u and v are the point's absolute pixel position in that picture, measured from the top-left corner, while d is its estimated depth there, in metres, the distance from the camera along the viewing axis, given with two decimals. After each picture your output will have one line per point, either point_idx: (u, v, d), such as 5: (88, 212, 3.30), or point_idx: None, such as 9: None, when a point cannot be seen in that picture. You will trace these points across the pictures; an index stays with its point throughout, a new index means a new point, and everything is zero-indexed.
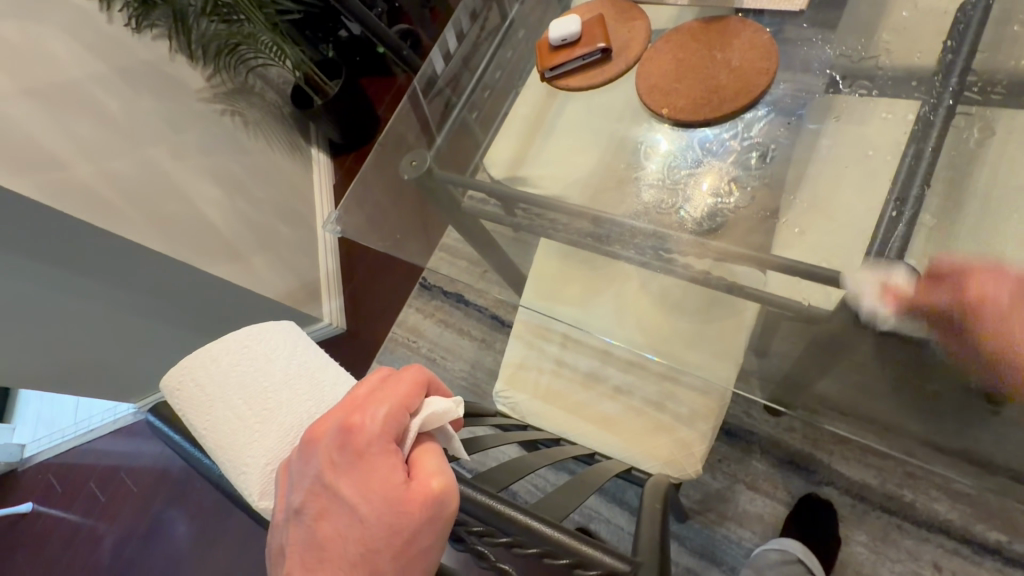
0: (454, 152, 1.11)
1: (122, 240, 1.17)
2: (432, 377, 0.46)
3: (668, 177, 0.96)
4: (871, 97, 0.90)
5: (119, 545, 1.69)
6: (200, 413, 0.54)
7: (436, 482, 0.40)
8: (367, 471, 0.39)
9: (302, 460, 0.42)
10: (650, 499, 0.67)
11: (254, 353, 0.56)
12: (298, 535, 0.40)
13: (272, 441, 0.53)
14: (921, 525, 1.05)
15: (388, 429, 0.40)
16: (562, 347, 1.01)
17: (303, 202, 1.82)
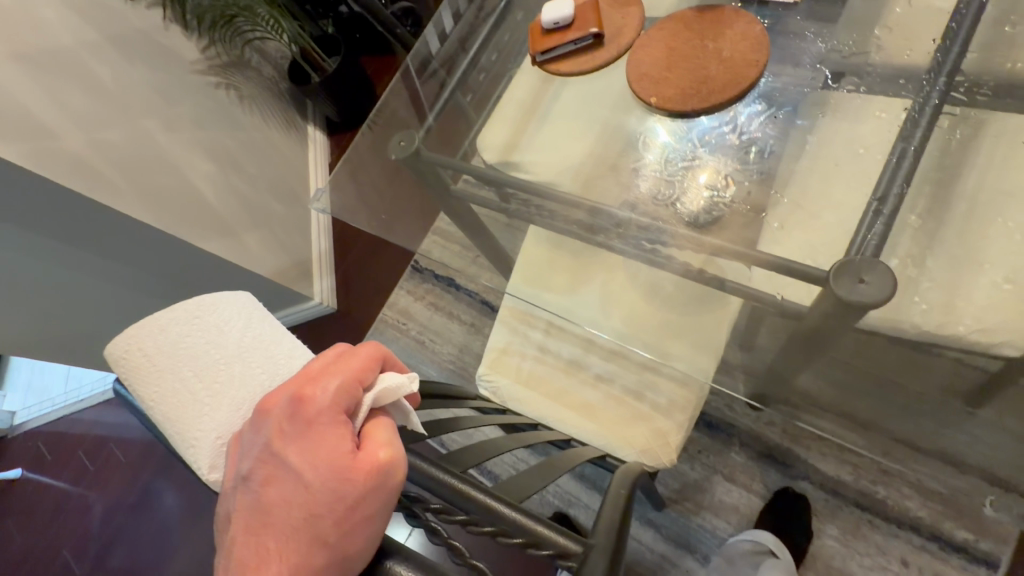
0: (445, 133, 1.11)
1: (113, 211, 1.17)
2: (390, 355, 0.46)
3: (666, 169, 0.95)
4: (859, 94, 0.91)
5: (107, 514, 1.71)
6: (144, 386, 0.50)
7: (384, 453, 0.40)
8: (315, 440, 0.40)
9: (254, 429, 0.43)
10: (618, 485, 0.68)
11: (205, 324, 0.52)
12: (246, 500, 0.41)
13: (220, 415, 0.48)
14: (892, 522, 1.07)
15: (339, 400, 0.41)
16: (545, 334, 1.01)
17: (298, 181, 1.81)
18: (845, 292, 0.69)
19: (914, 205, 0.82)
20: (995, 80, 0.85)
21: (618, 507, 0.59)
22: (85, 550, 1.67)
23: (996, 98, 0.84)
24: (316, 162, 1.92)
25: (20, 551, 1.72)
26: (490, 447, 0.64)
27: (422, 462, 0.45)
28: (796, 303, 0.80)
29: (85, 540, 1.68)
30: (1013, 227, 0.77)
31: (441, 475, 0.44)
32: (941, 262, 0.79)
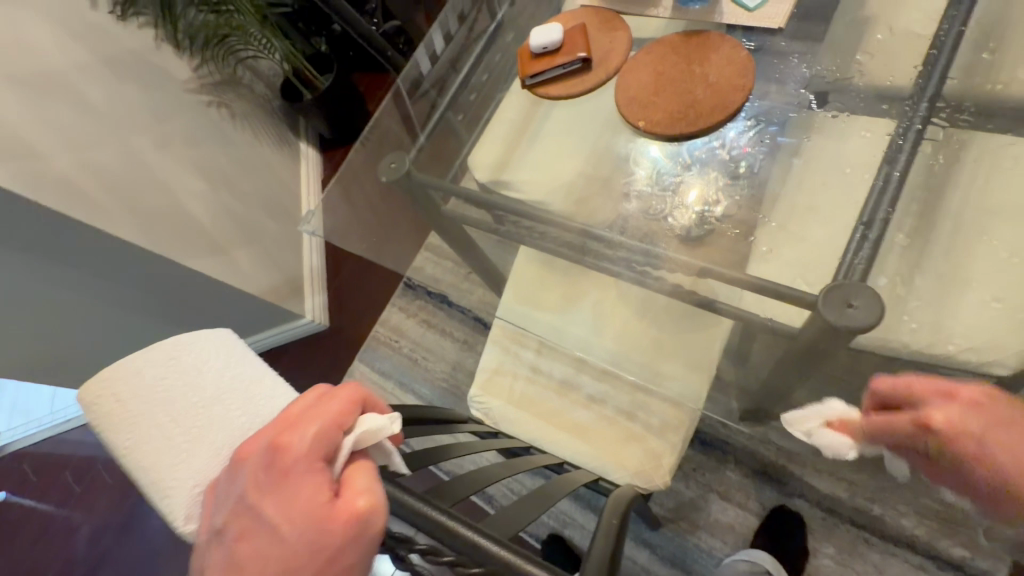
0: (437, 149, 1.11)
1: (102, 233, 1.16)
2: (370, 395, 0.45)
3: (657, 184, 0.96)
4: (842, 117, 0.92)
5: (94, 536, 1.66)
6: (117, 433, 0.45)
7: (363, 502, 0.38)
8: (292, 491, 0.39)
9: (228, 478, 0.41)
10: (609, 515, 0.65)
11: (183, 365, 0.47)
12: (219, 555, 0.40)
13: (197, 462, 0.44)
14: (888, 540, 1.06)
15: (317, 448, 0.40)
16: (537, 354, 1.00)
17: (290, 198, 1.80)
18: (837, 317, 0.70)
19: (902, 225, 0.82)
20: (975, 103, 0.86)
21: (610, 537, 0.57)
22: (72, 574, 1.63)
23: (976, 120, 0.86)
24: (309, 177, 1.91)
25: None
26: (478, 476, 0.63)
27: (411, 497, 0.44)
28: (786, 323, 0.80)
29: (72, 563, 1.64)
30: (995, 247, 0.79)
31: (432, 513, 0.43)
32: (929, 282, 0.79)
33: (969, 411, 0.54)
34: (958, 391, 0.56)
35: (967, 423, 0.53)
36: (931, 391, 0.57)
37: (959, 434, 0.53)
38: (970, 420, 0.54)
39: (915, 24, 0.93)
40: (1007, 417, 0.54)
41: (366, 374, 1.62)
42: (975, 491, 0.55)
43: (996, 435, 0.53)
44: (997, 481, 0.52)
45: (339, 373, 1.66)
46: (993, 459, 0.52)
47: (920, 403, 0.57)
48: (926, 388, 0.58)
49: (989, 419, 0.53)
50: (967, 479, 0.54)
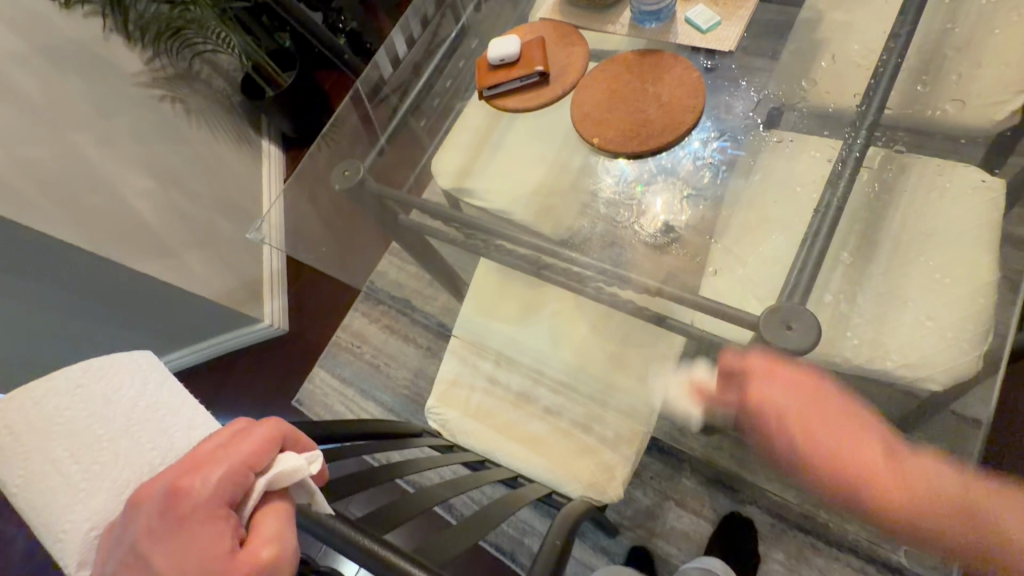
0: (392, 165, 1.09)
1: (37, 232, 1.10)
2: (292, 429, 0.42)
3: (622, 193, 0.98)
4: (785, 144, 0.95)
5: (28, 551, 1.50)
6: (8, 470, 0.38)
7: (268, 553, 0.36)
8: (187, 541, 0.35)
9: (119, 524, 0.36)
10: (553, 535, 0.63)
11: (90, 394, 0.41)
12: None
13: (96, 503, 0.38)
14: (832, 544, 1.10)
15: (222, 492, 0.36)
16: (495, 365, 1.00)
17: (249, 198, 1.74)
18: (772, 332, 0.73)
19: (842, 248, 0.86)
20: (909, 129, 0.91)
21: (553, 555, 0.57)
22: None
23: (912, 146, 0.91)
24: (270, 177, 1.85)
25: None
26: (421, 500, 0.61)
27: (343, 525, 0.43)
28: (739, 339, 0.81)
29: None
30: (924, 271, 0.81)
31: (364, 542, 0.42)
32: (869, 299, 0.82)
33: (776, 391, 0.62)
34: (772, 372, 0.65)
35: (772, 407, 0.62)
36: (759, 366, 0.66)
37: (763, 404, 0.63)
38: (769, 400, 0.62)
39: (858, 52, 0.97)
40: (813, 396, 0.61)
41: (325, 380, 1.57)
42: (784, 464, 0.63)
43: (789, 411, 0.60)
44: (787, 446, 0.59)
45: (298, 380, 1.62)
46: (780, 424, 0.60)
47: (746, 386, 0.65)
48: (761, 357, 0.67)
49: (802, 398, 0.61)
50: (766, 436, 0.62)
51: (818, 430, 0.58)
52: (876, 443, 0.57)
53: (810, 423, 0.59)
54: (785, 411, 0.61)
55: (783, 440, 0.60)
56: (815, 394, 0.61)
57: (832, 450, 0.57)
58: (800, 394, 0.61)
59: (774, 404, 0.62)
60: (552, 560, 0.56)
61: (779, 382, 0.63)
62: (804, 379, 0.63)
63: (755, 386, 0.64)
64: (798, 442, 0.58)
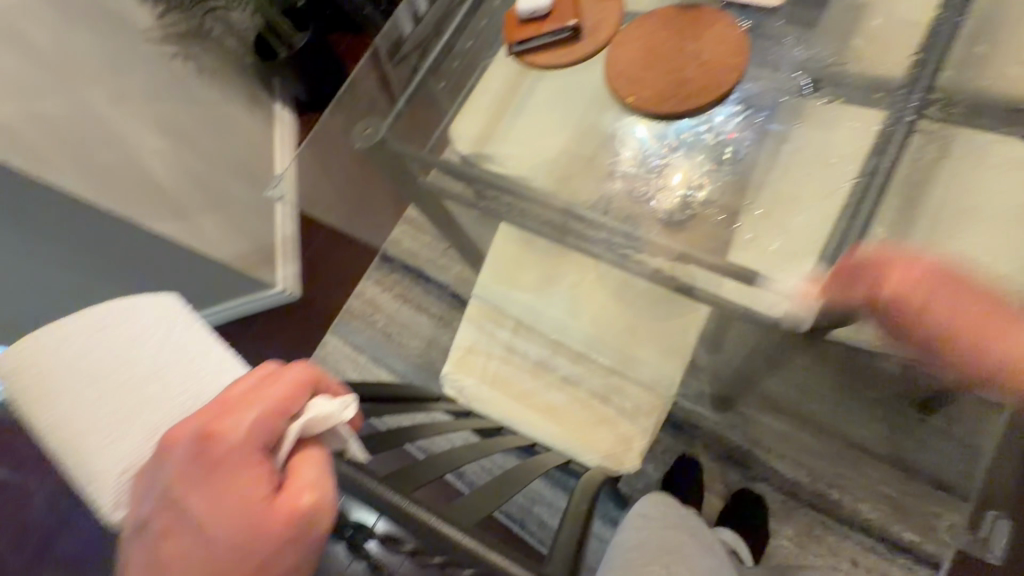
0: (413, 122, 1.05)
1: (51, 187, 1.08)
2: (323, 375, 0.40)
3: (642, 167, 0.93)
4: (835, 104, 0.90)
5: (50, 503, 1.53)
6: (34, 411, 0.38)
7: (307, 499, 0.35)
8: (224, 485, 0.35)
9: (151, 467, 0.36)
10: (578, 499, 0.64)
11: (118, 336, 0.40)
12: (141, 551, 0.36)
13: (129, 444, 0.38)
14: (844, 523, 1.10)
15: (255, 437, 0.36)
16: (513, 334, 0.98)
17: (262, 162, 1.72)
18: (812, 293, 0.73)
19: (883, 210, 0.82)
20: (965, 99, 0.87)
21: (579, 518, 0.57)
22: (25, 542, 1.50)
23: (966, 117, 0.86)
24: (283, 143, 1.82)
25: None
26: (445, 459, 0.60)
27: (378, 484, 0.42)
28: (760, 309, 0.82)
29: (25, 532, 1.51)
30: (964, 248, 0.78)
31: (392, 497, 0.41)
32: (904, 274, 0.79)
33: (917, 280, 0.63)
34: (912, 260, 0.65)
35: (928, 303, 0.61)
36: (895, 257, 0.67)
37: (899, 298, 0.64)
38: (914, 293, 0.63)
39: (907, 16, 0.92)
40: (960, 299, 0.61)
41: (338, 347, 1.58)
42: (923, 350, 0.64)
43: (947, 312, 0.60)
44: (928, 330, 0.62)
45: (311, 346, 1.62)
46: (916, 314, 0.62)
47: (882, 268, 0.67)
48: (886, 252, 0.69)
49: (937, 285, 0.62)
50: (901, 327, 0.65)
51: (954, 312, 0.60)
52: None
53: (947, 303, 0.61)
54: (937, 307, 0.61)
55: (940, 328, 0.60)
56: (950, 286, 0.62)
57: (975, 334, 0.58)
58: (954, 287, 0.61)
59: (905, 295, 0.63)
60: (580, 523, 0.56)
61: (912, 269, 0.64)
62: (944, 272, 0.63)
63: (885, 280, 0.65)
64: (941, 325, 0.60)
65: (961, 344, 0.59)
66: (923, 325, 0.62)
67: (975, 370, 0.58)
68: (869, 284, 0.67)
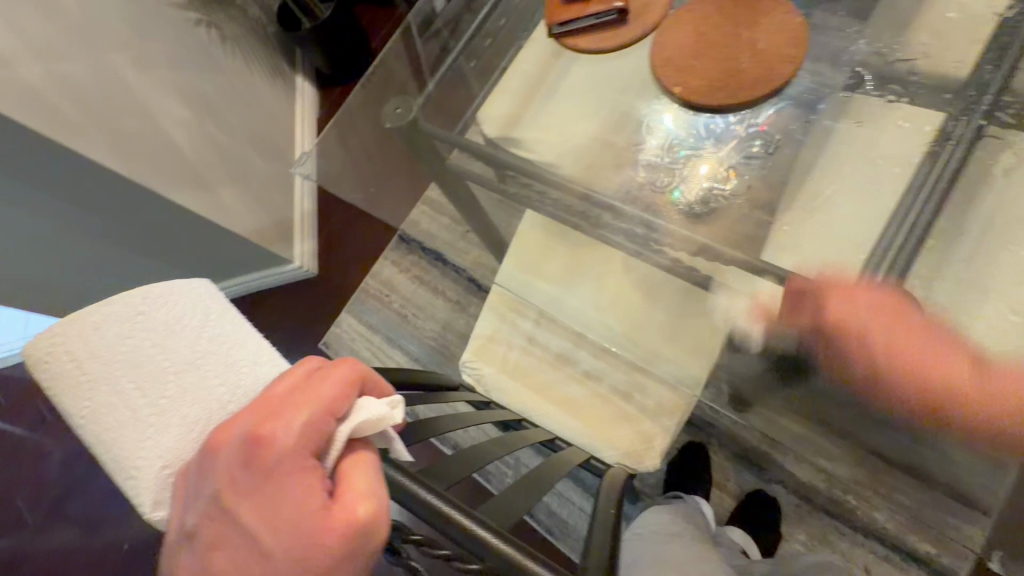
0: (444, 99, 1.03)
1: (72, 153, 1.06)
2: (370, 373, 0.38)
3: (667, 156, 0.92)
4: (901, 104, 0.85)
5: (67, 463, 1.56)
6: (71, 401, 0.35)
7: (364, 509, 0.33)
8: (276, 494, 0.33)
9: (196, 471, 0.34)
10: (605, 502, 0.64)
11: (153, 323, 0.36)
12: (188, 563, 0.33)
13: (166, 439, 0.35)
14: (858, 530, 1.09)
15: (306, 441, 0.33)
16: (535, 325, 0.97)
17: (282, 135, 1.69)
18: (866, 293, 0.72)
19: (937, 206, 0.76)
20: None
21: (609, 522, 0.57)
22: (42, 500, 1.53)
23: None
24: (304, 117, 1.79)
25: None
26: (473, 454, 0.59)
27: (414, 484, 0.41)
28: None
29: (42, 490, 1.55)
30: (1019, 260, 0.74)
31: (428, 498, 0.41)
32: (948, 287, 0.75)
33: (860, 299, 0.66)
34: (860, 296, 0.66)
35: (857, 329, 0.63)
36: (842, 298, 0.66)
37: (841, 322, 0.65)
38: (861, 326, 0.63)
39: (973, 13, 0.87)
40: (907, 317, 0.63)
41: (352, 326, 1.58)
42: (874, 391, 0.65)
43: (872, 334, 0.62)
44: (855, 345, 0.63)
45: (325, 323, 1.62)
46: (853, 336, 0.63)
47: (824, 301, 0.69)
48: (852, 293, 0.67)
49: (882, 318, 0.63)
50: (841, 356, 0.66)
51: (903, 345, 0.60)
52: (961, 360, 0.59)
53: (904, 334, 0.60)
54: (867, 321, 0.63)
55: (870, 344, 0.62)
56: (908, 316, 0.63)
57: (898, 338, 0.60)
58: (886, 314, 0.63)
59: (853, 321, 0.64)
60: (611, 530, 0.54)
61: (860, 298, 0.66)
62: (890, 303, 0.64)
63: (829, 312, 0.67)
64: (879, 351, 0.61)
65: (875, 355, 0.61)
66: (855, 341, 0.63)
67: (916, 389, 0.58)
68: (812, 312, 0.70)
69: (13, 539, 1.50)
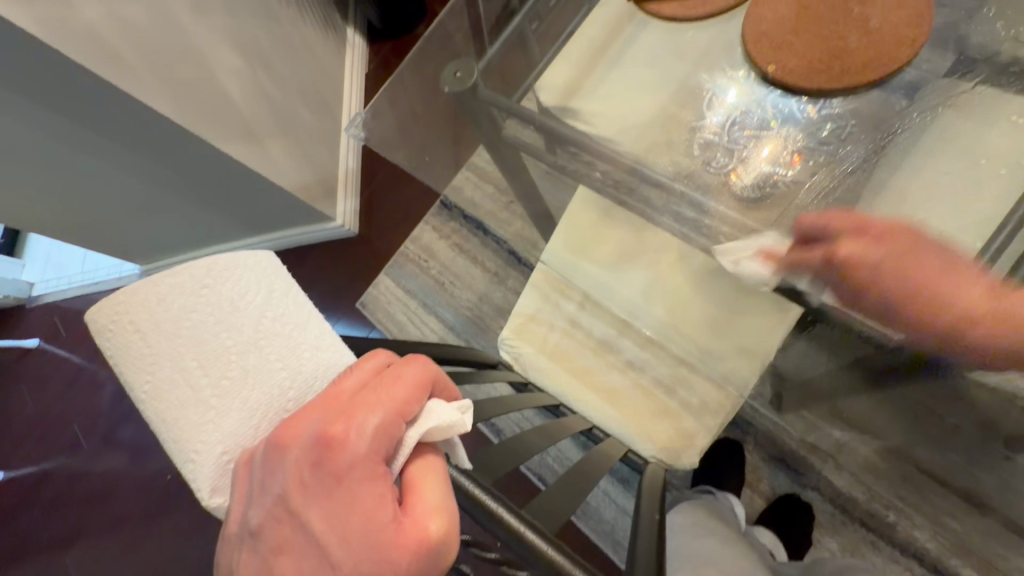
0: (504, 67, 0.97)
1: (135, 102, 1.00)
2: (440, 375, 0.37)
3: (727, 136, 0.87)
4: (1011, 93, 0.76)
5: (119, 394, 1.66)
6: (134, 374, 0.34)
7: (436, 526, 0.32)
8: (346, 501, 0.31)
9: (262, 466, 0.32)
10: (649, 507, 0.66)
11: (216, 299, 0.35)
12: (250, 562, 0.32)
13: (229, 424, 0.34)
14: (895, 546, 1.04)
15: (378, 446, 0.32)
16: (579, 307, 0.94)
17: (331, 89, 1.66)
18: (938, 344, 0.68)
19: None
20: None
21: (654, 542, 0.56)
22: (97, 426, 1.64)
23: None
24: (353, 73, 1.77)
25: (34, 415, 1.71)
26: (508, 457, 0.57)
27: (459, 477, 0.41)
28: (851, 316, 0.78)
29: (95, 418, 1.65)
30: None
31: (474, 493, 0.41)
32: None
33: (876, 246, 0.64)
34: (865, 241, 0.64)
35: (858, 259, 0.64)
36: (856, 242, 0.65)
37: (852, 255, 0.64)
38: (878, 266, 0.63)
39: None
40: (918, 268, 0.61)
41: (390, 289, 1.58)
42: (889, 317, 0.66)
43: (883, 264, 0.62)
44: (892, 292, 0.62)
45: (363, 284, 1.63)
46: (908, 297, 0.61)
47: (843, 241, 0.66)
48: (852, 237, 0.66)
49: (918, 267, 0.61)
50: (870, 285, 0.63)
51: (937, 285, 0.60)
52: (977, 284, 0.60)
53: (900, 278, 0.61)
54: (898, 274, 0.61)
55: (898, 287, 0.61)
56: (912, 244, 0.63)
57: (939, 300, 0.60)
58: (913, 267, 0.61)
59: (866, 262, 0.63)
60: (657, 555, 0.52)
61: (867, 243, 0.64)
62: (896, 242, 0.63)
63: (846, 258, 0.65)
64: (887, 294, 0.62)
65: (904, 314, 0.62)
66: (872, 290, 0.64)
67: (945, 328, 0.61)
68: (829, 251, 0.67)
69: (71, 458, 1.62)
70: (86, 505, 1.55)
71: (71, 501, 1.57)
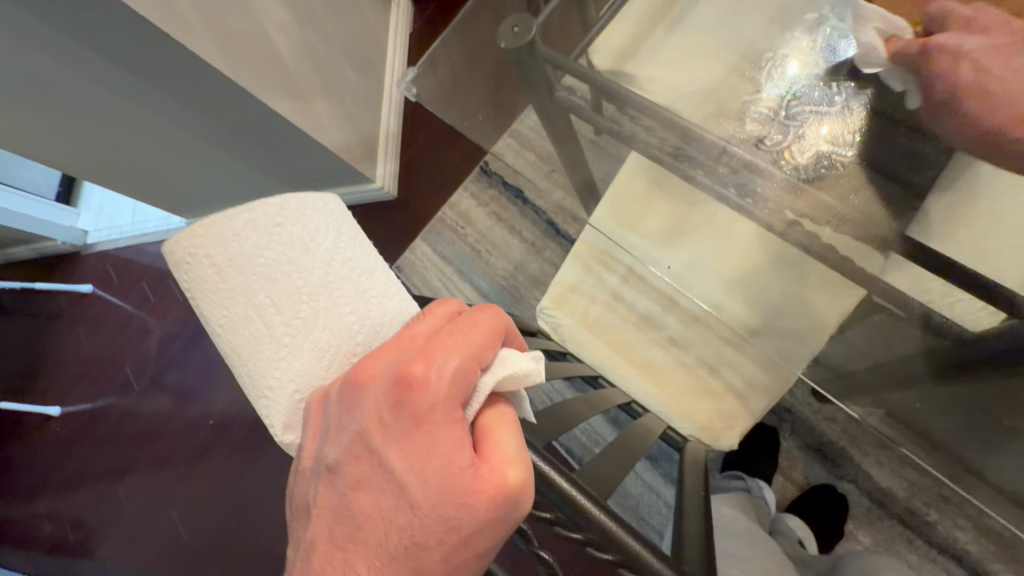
0: (561, 29, 0.90)
1: (188, 52, 0.99)
2: (511, 326, 0.36)
3: (781, 110, 0.85)
4: None
5: (166, 342, 1.73)
6: (210, 307, 0.34)
7: (513, 474, 0.33)
8: (425, 443, 0.31)
9: (339, 405, 0.33)
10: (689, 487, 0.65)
11: (288, 239, 0.35)
12: (328, 498, 0.33)
13: (303, 362, 0.34)
14: (934, 546, 1.00)
15: (457, 391, 0.32)
16: (623, 280, 0.92)
17: (376, 49, 1.64)
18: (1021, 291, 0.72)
19: None
20: None
21: (699, 522, 0.57)
22: (145, 369, 1.73)
23: None
24: (398, 34, 1.74)
25: (89, 356, 1.81)
26: (549, 426, 0.57)
27: None
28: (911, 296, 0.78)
29: (144, 362, 1.74)
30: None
31: (536, 461, 0.40)
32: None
33: None
34: None
35: None
36: None
37: None
38: None
39: None
40: None
41: (427, 254, 1.59)
42: None
43: None
44: None
45: (400, 248, 1.64)
46: None
47: None
48: None
49: None
50: None
51: None
52: None
53: (997, 75, 0.67)
54: (979, 65, 0.68)
55: None
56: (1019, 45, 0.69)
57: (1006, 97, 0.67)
58: None
59: None
60: (703, 539, 0.52)
61: None
62: None
63: None
64: (976, 95, 0.69)
65: (975, 111, 0.70)
66: (951, 76, 0.70)
67: None
68: None
69: (123, 399, 1.72)
70: (136, 443, 1.65)
71: (122, 438, 1.67)
